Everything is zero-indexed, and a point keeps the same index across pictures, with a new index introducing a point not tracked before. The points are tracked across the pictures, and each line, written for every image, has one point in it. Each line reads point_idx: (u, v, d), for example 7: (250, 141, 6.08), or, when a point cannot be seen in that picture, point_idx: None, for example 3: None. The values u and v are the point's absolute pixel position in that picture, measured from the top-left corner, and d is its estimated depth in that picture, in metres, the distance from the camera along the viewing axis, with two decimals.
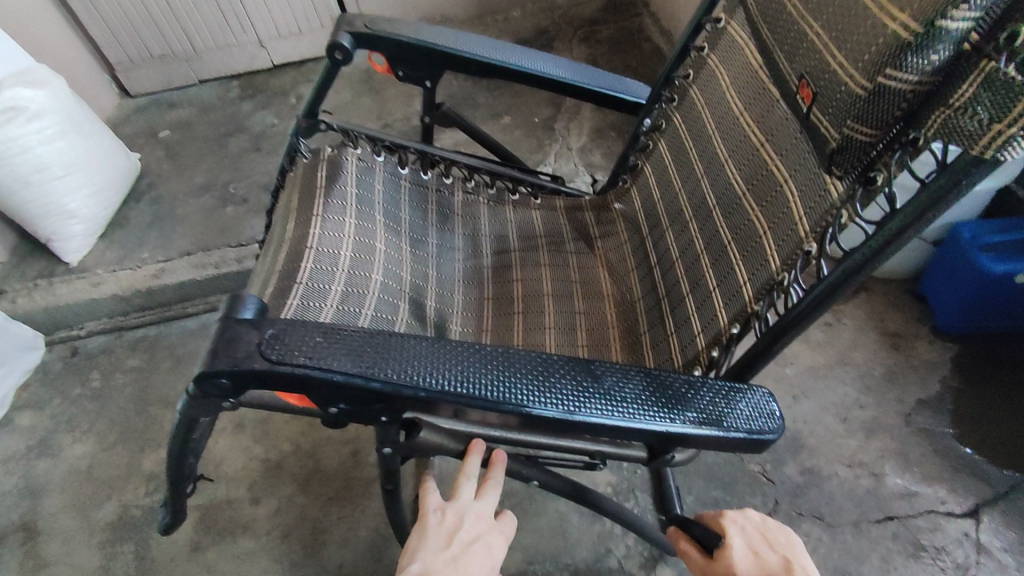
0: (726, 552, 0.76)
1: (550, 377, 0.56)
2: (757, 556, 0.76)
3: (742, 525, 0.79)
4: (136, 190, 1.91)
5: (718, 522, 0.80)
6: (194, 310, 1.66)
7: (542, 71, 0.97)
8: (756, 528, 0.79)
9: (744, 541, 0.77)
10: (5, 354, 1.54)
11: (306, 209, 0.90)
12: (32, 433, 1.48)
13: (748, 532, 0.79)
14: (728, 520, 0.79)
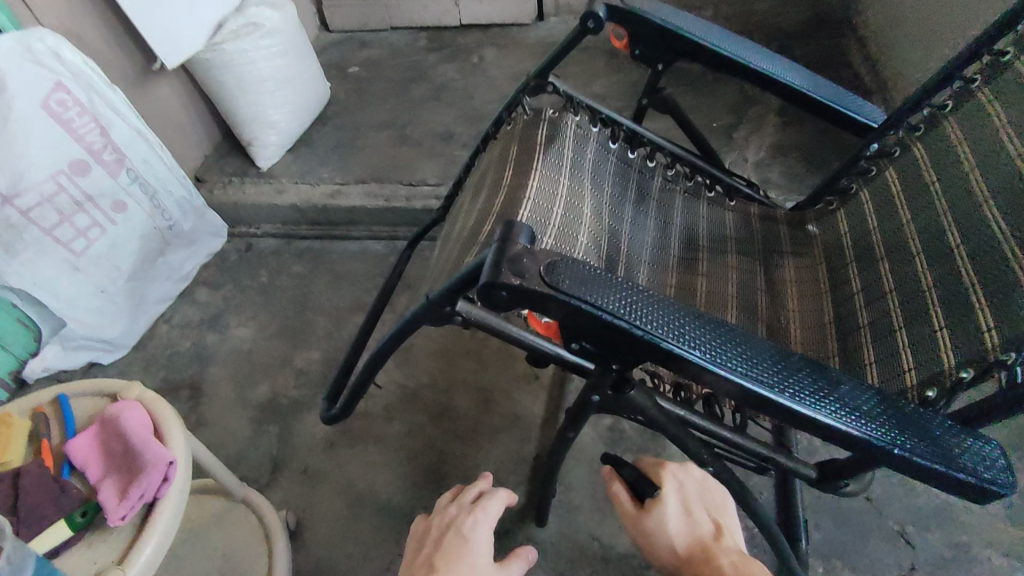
0: (660, 513, 0.80)
1: (789, 370, 0.57)
2: (689, 517, 0.81)
3: (679, 480, 0.83)
4: (324, 115, 2.08)
5: (658, 476, 0.83)
6: (357, 235, 1.78)
7: (777, 74, 0.94)
8: (691, 485, 0.83)
9: (678, 500, 0.82)
10: (197, 236, 1.75)
11: (524, 161, 0.95)
12: (205, 308, 1.67)
13: (682, 489, 0.83)
14: (666, 476, 0.82)
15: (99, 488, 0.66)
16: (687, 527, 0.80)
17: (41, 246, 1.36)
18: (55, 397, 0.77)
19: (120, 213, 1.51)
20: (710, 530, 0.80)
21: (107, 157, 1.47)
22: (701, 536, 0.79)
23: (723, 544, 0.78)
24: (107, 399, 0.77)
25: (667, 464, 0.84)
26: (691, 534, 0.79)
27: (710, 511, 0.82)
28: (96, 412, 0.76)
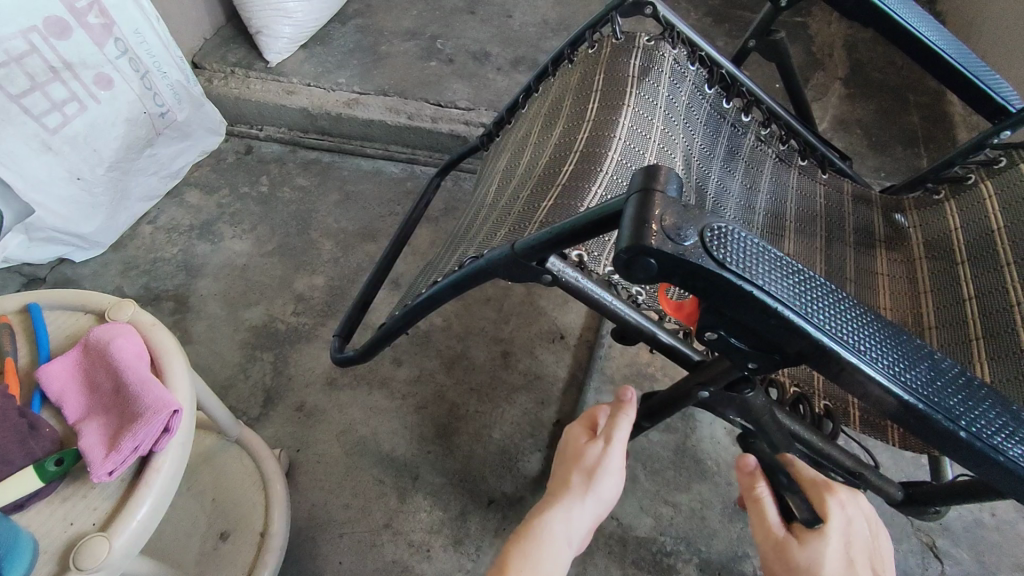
0: (820, 548, 0.56)
1: (985, 396, 0.44)
2: None
3: (848, 514, 0.59)
4: (344, 12, 1.85)
5: (822, 500, 0.59)
6: (371, 153, 1.60)
7: (894, 12, 0.76)
8: (865, 527, 0.59)
9: (844, 548, 0.57)
10: (192, 128, 1.56)
11: (612, 94, 0.80)
12: (196, 214, 1.50)
13: (851, 526, 0.59)
14: (835, 503, 0.58)
15: (81, 429, 0.54)
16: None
17: (7, 114, 1.16)
18: (25, 305, 0.63)
19: (104, 89, 1.32)
20: None
21: (91, 20, 1.26)
22: None
23: None
24: (95, 317, 0.63)
25: (835, 487, 0.60)
26: None
27: (874, 567, 0.58)
28: (78, 330, 0.63)
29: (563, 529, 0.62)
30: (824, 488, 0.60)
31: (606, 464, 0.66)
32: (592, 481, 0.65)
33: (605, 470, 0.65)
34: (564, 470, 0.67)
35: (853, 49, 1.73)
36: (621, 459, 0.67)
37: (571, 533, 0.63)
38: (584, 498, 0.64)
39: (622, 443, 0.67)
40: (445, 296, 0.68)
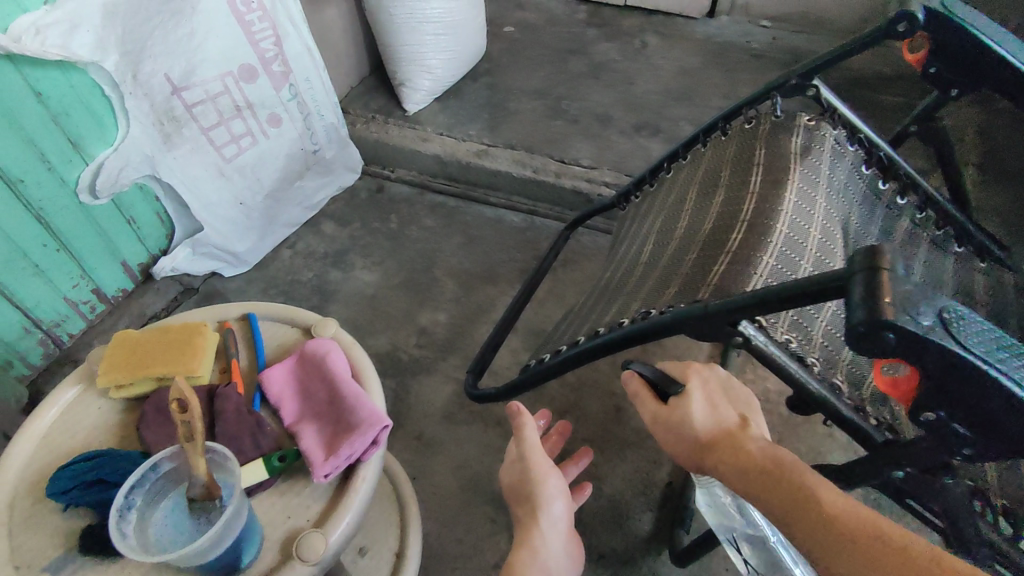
0: (683, 404, 0.69)
1: None
2: (715, 410, 0.70)
3: (703, 377, 0.72)
4: (477, 70, 2.01)
5: (681, 371, 0.73)
6: (494, 201, 1.71)
7: None
8: (712, 377, 0.72)
9: (703, 397, 0.70)
10: (335, 166, 1.70)
11: (777, 168, 0.83)
12: (330, 243, 1.63)
13: (706, 382, 0.72)
14: (690, 370, 0.72)
15: (296, 432, 0.59)
16: (719, 420, 0.69)
17: (196, 143, 1.33)
18: (244, 314, 0.72)
19: (274, 127, 1.48)
20: (735, 424, 0.68)
21: (275, 68, 1.44)
22: (726, 430, 0.67)
23: (752, 434, 0.66)
24: (303, 333, 0.71)
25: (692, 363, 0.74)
26: (717, 431, 0.67)
27: (738, 407, 0.71)
28: (286, 340, 0.70)
29: (537, 550, 0.79)
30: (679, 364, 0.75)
31: (538, 474, 0.84)
32: (538, 500, 0.83)
33: (540, 483, 0.83)
34: (518, 508, 0.85)
35: (989, 136, 1.69)
36: (544, 463, 0.85)
37: (546, 552, 0.79)
38: (540, 519, 0.81)
39: (536, 447, 0.85)
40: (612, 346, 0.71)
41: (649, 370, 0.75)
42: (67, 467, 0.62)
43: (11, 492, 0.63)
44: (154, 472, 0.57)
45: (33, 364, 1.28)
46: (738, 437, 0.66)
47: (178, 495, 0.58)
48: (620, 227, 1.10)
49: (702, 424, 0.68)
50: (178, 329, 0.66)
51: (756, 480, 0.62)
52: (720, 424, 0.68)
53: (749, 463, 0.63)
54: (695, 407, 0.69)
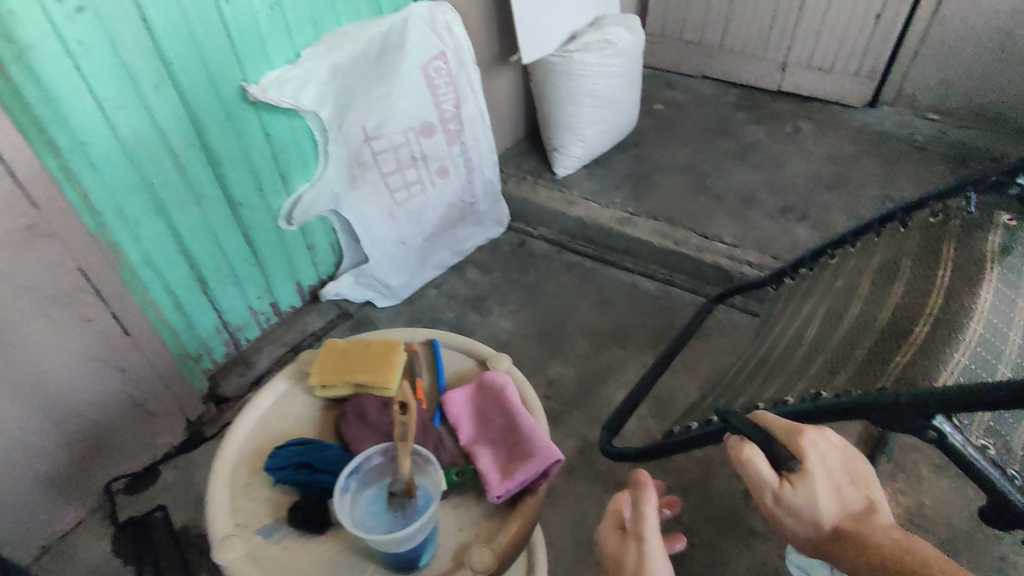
0: (805, 481, 0.62)
1: None
2: (837, 489, 0.64)
3: (821, 448, 0.64)
4: (624, 142, 2.10)
5: (797, 443, 0.64)
6: (632, 267, 1.76)
7: None
8: (835, 454, 0.65)
9: (823, 470, 0.64)
10: (486, 218, 1.83)
11: (969, 266, 0.79)
12: (472, 287, 1.74)
13: (827, 456, 0.64)
14: (808, 441, 0.64)
15: (475, 453, 0.66)
16: (841, 496, 0.64)
17: (377, 187, 1.51)
18: (428, 338, 0.79)
19: (441, 178, 1.64)
20: (861, 509, 0.63)
21: (450, 126, 1.61)
22: (850, 515, 0.63)
23: (880, 522, 0.62)
24: (479, 366, 0.77)
25: (805, 428, 0.65)
26: (839, 517, 0.63)
27: (857, 481, 0.65)
28: (464, 367, 0.77)
29: None
30: (794, 432, 0.65)
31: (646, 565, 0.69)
32: None
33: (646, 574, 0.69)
34: None
35: None
36: (658, 550, 0.71)
37: None
38: None
39: (653, 530, 0.71)
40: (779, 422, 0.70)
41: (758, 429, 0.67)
42: (283, 449, 0.68)
43: (233, 459, 0.69)
44: (365, 465, 0.61)
45: (217, 360, 1.44)
46: (867, 525, 0.61)
47: (379, 489, 0.61)
48: (774, 306, 1.09)
49: (828, 506, 0.63)
50: (379, 344, 0.75)
51: (889, 572, 0.57)
52: (842, 503, 0.63)
53: (881, 560, 0.57)
54: (823, 485, 0.63)
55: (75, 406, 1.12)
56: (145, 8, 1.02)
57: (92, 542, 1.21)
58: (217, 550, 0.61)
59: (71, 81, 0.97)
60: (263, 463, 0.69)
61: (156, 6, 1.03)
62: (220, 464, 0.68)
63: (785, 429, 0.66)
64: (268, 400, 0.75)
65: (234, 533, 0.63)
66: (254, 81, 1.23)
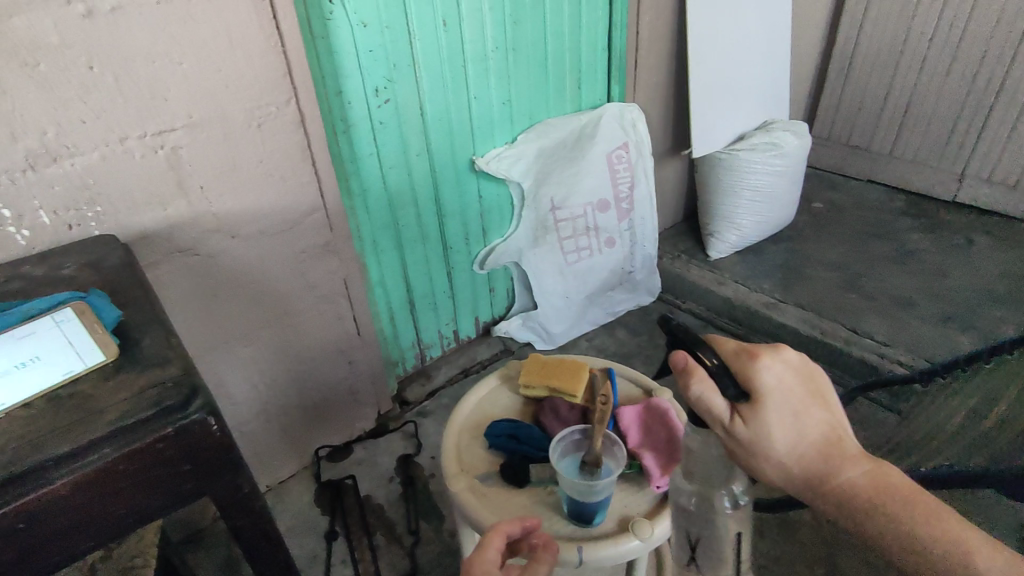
0: (759, 416, 0.59)
1: None
2: (802, 416, 0.61)
3: (775, 375, 0.60)
4: (779, 234, 2.22)
5: (750, 372, 0.60)
6: (775, 350, 1.87)
7: None
8: (787, 375, 0.60)
9: (782, 400, 0.60)
10: (639, 286, 2.04)
11: None
12: (620, 346, 1.94)
13: (784, 380, 0.60)
14: (762, 371, 0.60)
15: (642, 455, 0.85)
16: (804, 431, 0.60)
17: (555, 248, 1.79)
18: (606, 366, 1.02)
19: (608, 247, 1.88)
20: (824, 436, 0.60)
21: (623, 205, 1.86)
22: (818, 450, 0.60)
23: (845, 451, 0.60)
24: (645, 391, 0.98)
25: (759, 355, 0.61)
26: (805, 449, 0.60)
27: (821, 401, 0.61)
28: (631, 393, 0.98)
29: None
30: (744, 357, 0.61)
31: None
32: None
33: None
34: None
35: None
36: None
37: None
38: None
39: None
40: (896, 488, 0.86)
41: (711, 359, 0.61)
42: (498, 423, 0.92)
43: (460, 424, 0.95)
44: (569, 434, 0.84)
45: (407, 369, 1.80)
46: (835, 461, 0.60)
47: (571, 457, 0.84)
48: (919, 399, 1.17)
49: (786, 442, 0.60)
50: (571, 361, 0.98)
51: (854, 511, 0.59)
52: (804, 438, 0.60)
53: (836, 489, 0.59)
54: (777, 425, 0.59)
55: (316, 380, 1.48)
56: (424, 100, 1.41)
57: (299, 491, 1.52)
58: (449, 479, 0.86)
59: (370, 147, 1.38)
60: (481, 430, 0.94)
61: (431, 99, 1.43)
62: (452, 425, 0.95)
63: (739, 355, 0.61)
64: (487, 389, 1.01)
65: (460, 473, 0.87)
66: (481, 155, 1.60)
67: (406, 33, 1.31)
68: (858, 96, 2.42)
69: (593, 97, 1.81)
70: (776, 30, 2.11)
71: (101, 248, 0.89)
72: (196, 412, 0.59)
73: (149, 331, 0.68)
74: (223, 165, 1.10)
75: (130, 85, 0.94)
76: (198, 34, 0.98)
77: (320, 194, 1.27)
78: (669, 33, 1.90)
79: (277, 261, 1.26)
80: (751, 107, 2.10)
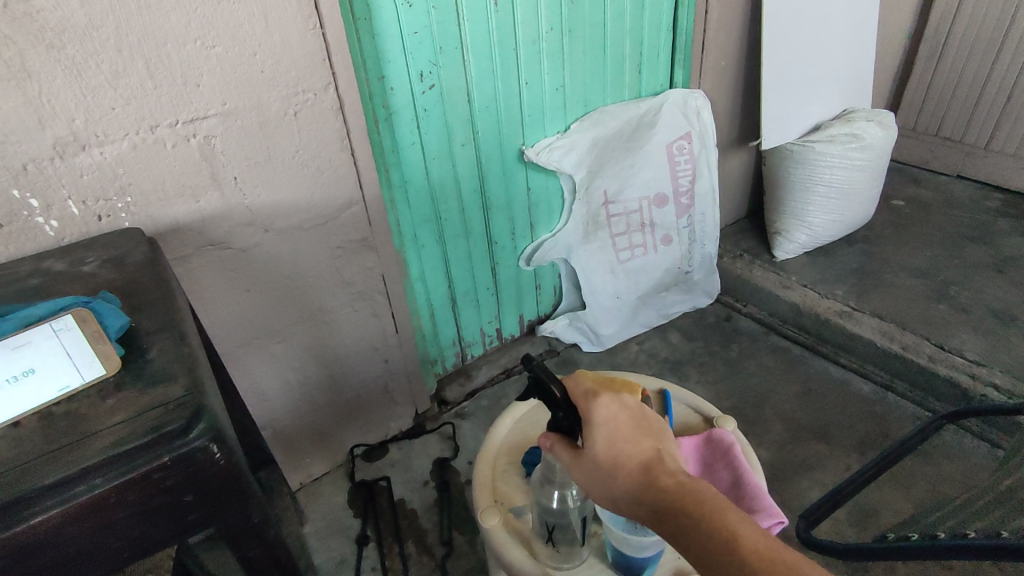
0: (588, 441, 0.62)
1: None
2: (630, 442, 0.62)
3: (605, 409, 0.63)
4: (854, 235, 2.03)
5: (586, 405, 0.64)
6: (846, 363, 1.70)
7: None
8: (619, 415, 0.63)
9: (607, 427, 0.62)
10: (695, 287, 1.90)
11: None
12: (672, 351, 1.82)
13: (615, 415, 0.63)
14: (592, 402, 0.64)
15: None
16: (630, 454, 0.61)
17: (605, 244, 1.67)
18: (661, 388, 0.98)
19: (664, 245, 1.75)
20: (650, 457, 0.60)
21: (683, 200, 1.72)
22: (644, 467, 0.60)
23: (671, 471, 0.59)
24: (705, 421, 0.94)
25: (597, 392, 0.64)
26: (633, 469, 0.60)
27: (651, 435, 0.63)
28: (689, 419, 0.95)
29: None
30: (588, 398, 0.64)
31: None
32: None
33: None
34: None
35: None
36: None
37: None
38: None
39: None
40: (935, 552, 0.77)
41: (562, 394, 0.65)
42: (538, 449, 0.88)
43: (495, 450, 0.91)
44: None
45: (447, 367, 1.73)
46: (655, 476, 0.59)
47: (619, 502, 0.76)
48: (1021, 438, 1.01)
49: (609, 462, 0.61)
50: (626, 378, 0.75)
51: (676, 524, 0.56)
52: (629, 460, 0.60)
53: (659, 504, 0.57)
54: (610, 451, 0.61)
55: (352, 378, 1.43)
56: (472, 87, 1.32)
57: (333, 490, 1.48)
58: (482, 513, 0.82)
59: (413, 136, 1.30)
60: (517, 457, 0.90)
61: (479, 85, 1.33)
62: (487, 452, 0.91)
63: (581, 392, 0.65)
64: (524, 407, 0.96)
65: (493, 506, 0.83)
66: (531, 145, 1.50)
67: (454, 13, 1.21)
68: (953, 82, 2.17)
69: (655, 83, 1.68)
70: (863, 9, 1.91)
71: (126, 243, 0.84)
72: (198, 440, 0.52)
73: (158, 342, 0.62)
74: (258, 156, 1.04)
75: (161, 70, 0.89)
76: (231, 16, 0.91)
77: (359, 187, 1.20)
78: (741, 12, 1.73)
79: (312, 255, 1.21)
80: (830, 93, 1.92)
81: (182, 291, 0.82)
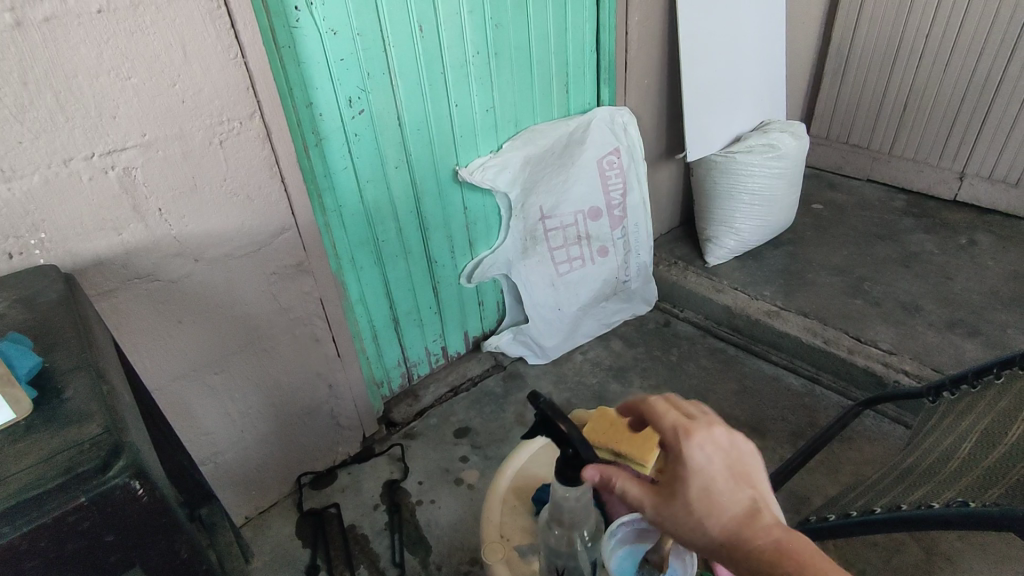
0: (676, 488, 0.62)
1: None
2: (726, 489, 0.61)
3: (703, 451, 0.61)
4: (779, 238, 2.15)
5: (678, 448, 0.62)
6: (777, 360, 1.79)
7: None
8: (717, 459, 0.61)
9: (705, 473, 0.61)
10: (633, 295, 1.98)
11: None
12: (616, 358, 1.87)
13: (712, 458, 0.61)
14: (689, 443, 0.62)
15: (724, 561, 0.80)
16: (725, 505, 0.60)
17: (545, 258, 1.72)
18: None
19: (602, 256, 1.81)
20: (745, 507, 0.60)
21: (616, 213, 1.79)
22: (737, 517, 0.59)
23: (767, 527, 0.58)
24: None
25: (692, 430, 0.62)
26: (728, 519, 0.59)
27: (745, 481, 0.62)
28: None
29: None
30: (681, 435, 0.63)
31: None
32: None
33: None
34: None
35: None
36: None
37: None
38: None
39: None
40: (846, 531, 0.84)
41: (568, 427, 0.67)
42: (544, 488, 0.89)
43: (503, 485, 0.94)
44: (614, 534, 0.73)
45: (393, 389, 1.73)
46: (753, 531, 0.58)
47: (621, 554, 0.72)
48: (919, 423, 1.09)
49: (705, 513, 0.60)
50: None
51: None
52: (724, 512, 0.60)
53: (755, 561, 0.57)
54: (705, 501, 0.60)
55: (296, 405, 1.41)
56: (402, 110, 1.35)
57: (281, 522, 1.44)
58: (484, 551, 0.84)
59: (344, 161, 1.31)
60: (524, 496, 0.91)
61: (409, 109, 1.35)
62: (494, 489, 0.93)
63: (673, 428, 0.63)
64: (533, 447, 0.99)
65: (497, 544, 0.85)
66: (465, 164, 1.53)
67: (379, 40, 1.24)
68: (856, 93, 2.35)
69: (583, 102, 1.74)
70: (771, 28, 2.05)
71: (40, 282, 0.82)
72: (117, 477, 0.52)
73: (74, 381, 0.61)
74: (183, 186, 1.03)
75: (73, 103, 0.87)
76: (147, 47, 0.91)
77: (291, 212, 1.20)
78: (659, 33, 1.83)
79: (246, 283, 1.19)
80: (747, 107, 2.04)
81: (101, 327, 0.80)
